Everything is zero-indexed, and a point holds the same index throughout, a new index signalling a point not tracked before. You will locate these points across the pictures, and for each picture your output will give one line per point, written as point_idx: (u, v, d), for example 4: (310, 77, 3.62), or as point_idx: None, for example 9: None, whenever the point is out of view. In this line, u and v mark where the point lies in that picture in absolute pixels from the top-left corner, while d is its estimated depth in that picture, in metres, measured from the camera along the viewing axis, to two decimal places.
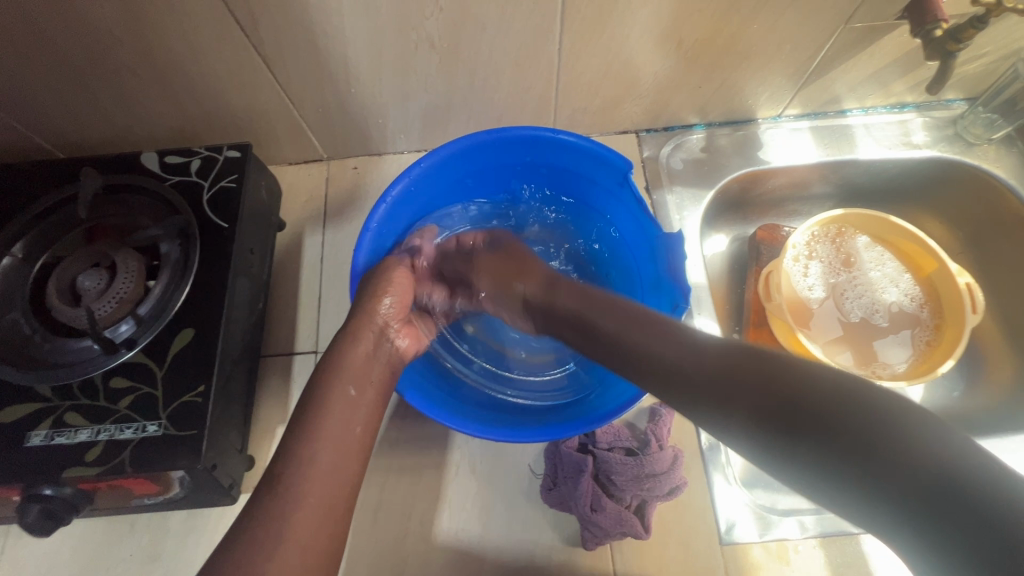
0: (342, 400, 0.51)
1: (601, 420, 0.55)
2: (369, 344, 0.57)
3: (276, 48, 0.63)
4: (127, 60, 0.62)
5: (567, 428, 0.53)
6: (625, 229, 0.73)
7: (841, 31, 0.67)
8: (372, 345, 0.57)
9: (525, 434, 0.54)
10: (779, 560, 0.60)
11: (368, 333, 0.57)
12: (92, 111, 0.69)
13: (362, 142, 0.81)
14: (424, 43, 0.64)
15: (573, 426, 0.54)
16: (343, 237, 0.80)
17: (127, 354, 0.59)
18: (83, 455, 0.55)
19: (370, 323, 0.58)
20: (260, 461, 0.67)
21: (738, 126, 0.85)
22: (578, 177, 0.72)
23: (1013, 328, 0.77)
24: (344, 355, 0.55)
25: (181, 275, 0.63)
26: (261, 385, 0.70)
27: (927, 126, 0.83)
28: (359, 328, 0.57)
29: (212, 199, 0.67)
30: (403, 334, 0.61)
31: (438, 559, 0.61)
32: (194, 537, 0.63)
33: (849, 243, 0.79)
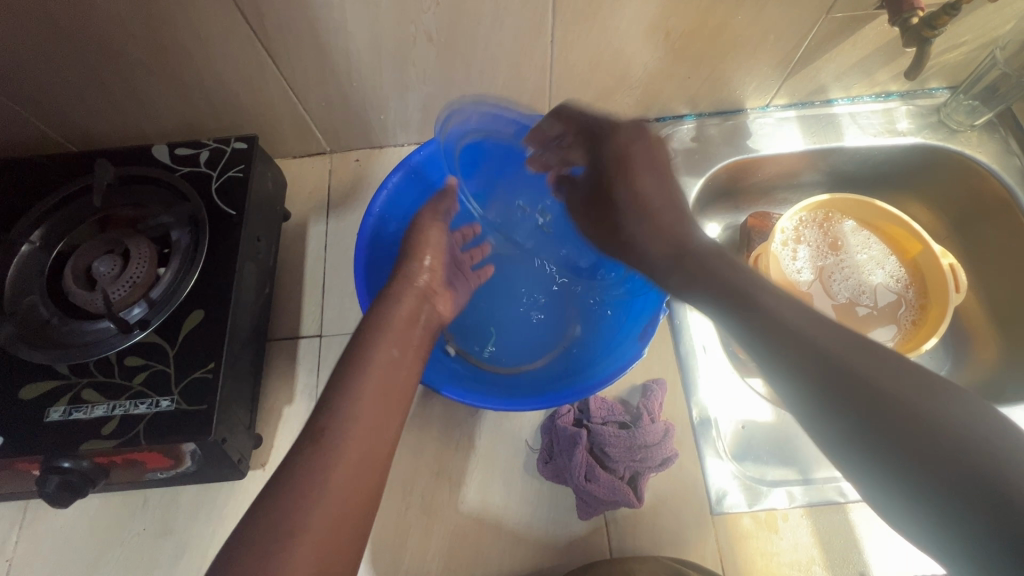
0: (386, 359, 0.53)
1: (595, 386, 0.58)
2: (410, 307, 0.60)
3: (281, 43, 0.66)
4: (139, 56, 0.65)
5: (559, 395, 0.58)
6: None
7: (822, 21, 0.70)
8: (416, 306, 0.61)
9: (525, 402, 0.57)
10: (767, 528, 0.62)
11: (409, 297, 0.61)
12: (105, 105, 0.72)
13: (364, 135, 0.84)
14: (422, 36, 0.67)
15: (565, 393, 0.58)
16: (346, 227, 0.82)
17: (140, 334, 0.62)
18: (99, 429, 0.58)
19: (407, 288, 0.62)
20: (267, 440, 0.69)
21: (728, 116, 0.87)
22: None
23: (997, 309, 0.79)
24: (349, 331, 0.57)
25: (191, 260, 0.66)
26: (267, 368, 0.73)
27: (910, 115, 0.85)
28: (400, 292, 0.61)
29: (220, 188, 0.70)
30: (442, 298, 0.65)
31: (438, 531, 0.64)
32: (205, 512, 0.66)
33: (835, 227, 0.82)
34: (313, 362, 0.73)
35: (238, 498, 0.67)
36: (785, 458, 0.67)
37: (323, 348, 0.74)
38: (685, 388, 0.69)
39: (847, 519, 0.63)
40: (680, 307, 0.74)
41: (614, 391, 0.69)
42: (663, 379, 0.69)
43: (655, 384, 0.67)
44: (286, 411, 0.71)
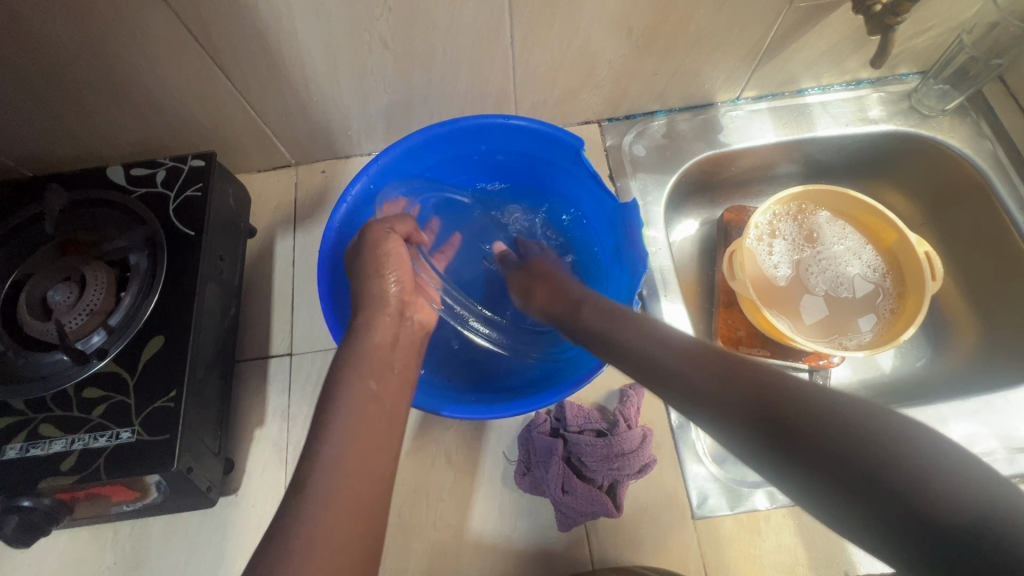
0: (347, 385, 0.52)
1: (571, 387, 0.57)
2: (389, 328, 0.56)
3: (232, 57, 0.64)
4: (84, 76, 0.63)
5: (538, 399, 0.56)
6: (587, 205, 0.75)
7: (787, 10, 0.68)
8: (392, 328, 0.57)
9: (502, 409, 0.56)
10: (750, 530, 0.61)
11: (385, 317, 0.57)
12: (55, 127, 0.70)
13: (329, 146, 0.82)
14: (377, 44, 0.65)
15: (543, 396, 0.56)
16: (314, 240, 0.81)
17: (98, 364, 0.60)
18: (58, 465, 0.56)
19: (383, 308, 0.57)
20: (239, 464, 0.68)
21: (699, 111, 0.86)
22: (535, 160, 0.75)
23: (976, 293, 0.79)
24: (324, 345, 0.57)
25: (149, 284, 0.64)
26: (236, 390, 0.71)
27: (882, 102, 0.84)
28: (374, 315, 0.57)
29: (178, 209, 0.68)
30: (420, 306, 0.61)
31: (417, 549, 0.63)
32: (176, 542, 0.64)
33: (810, 219, 0.81)
34: (284, 382, 0.72)
35: (210, 526, 0.65)
36: None
37: (294, 367, 0.73)
38: None
39: None
40: (655, 308, 0.74)
41: (591, 398, 0.68)
42: None
43: (632, 389, 0.66)
44: (257, 434, 0.69)
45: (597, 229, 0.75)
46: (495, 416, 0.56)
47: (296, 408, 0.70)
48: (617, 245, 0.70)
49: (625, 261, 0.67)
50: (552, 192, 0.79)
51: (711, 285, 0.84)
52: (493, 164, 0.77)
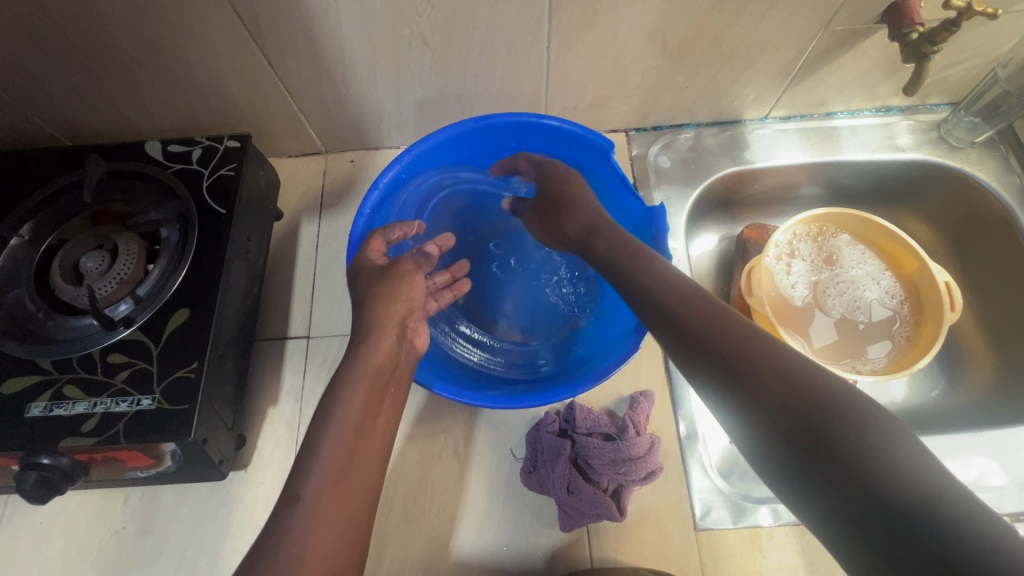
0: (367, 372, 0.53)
1: (546, 400, 0.57)
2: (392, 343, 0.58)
3: (276, 43, 0.65)
4: (133, 52, 0.65)
5: (557, 392, 0.56)
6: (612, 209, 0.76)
7: (822, 33, 0.69)
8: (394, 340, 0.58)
9: (521, 399, 0.57)
10: (752, 546, 0.61)
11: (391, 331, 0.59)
12: (99, 100, 0.72)
13: (359, 136, 0.84)
14: (417, 39, 0.66)
15: (561, 390, 0.57)
16: (338, 227, 0.82)
17: (124, 331, 0.62)
18: (79, 426, 0.57)
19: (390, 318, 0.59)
20: (250, 440, 0.69)
21: (726, 127, 0.87)
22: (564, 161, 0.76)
23: (993, 328, 0.78)
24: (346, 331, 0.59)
25: (179, 258, 0.65)
26: (252, 368, 0.73)
27: (910, 130, 0.84)
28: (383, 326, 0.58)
29: (211, 187, 0.70)
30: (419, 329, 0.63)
31: (419, 538, 0.63)
32: (184, 511, 0.66)
33: (830, 241, 0.81)
34: (299, 364, 0.73)
35: (219, 498, 0.66)
36: None
37: (311, 350, 0.74)
38: (674, 402, 0.68)
39: None
40: None
41: (601, 402, 0.68)
42: (652, 391, 0.68)
43: (642, 396, 0.66)
44: (270, 413, 0.70)
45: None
46: (513, 406, 0.57)
47: (309, 390, 0.71)
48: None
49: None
50: None
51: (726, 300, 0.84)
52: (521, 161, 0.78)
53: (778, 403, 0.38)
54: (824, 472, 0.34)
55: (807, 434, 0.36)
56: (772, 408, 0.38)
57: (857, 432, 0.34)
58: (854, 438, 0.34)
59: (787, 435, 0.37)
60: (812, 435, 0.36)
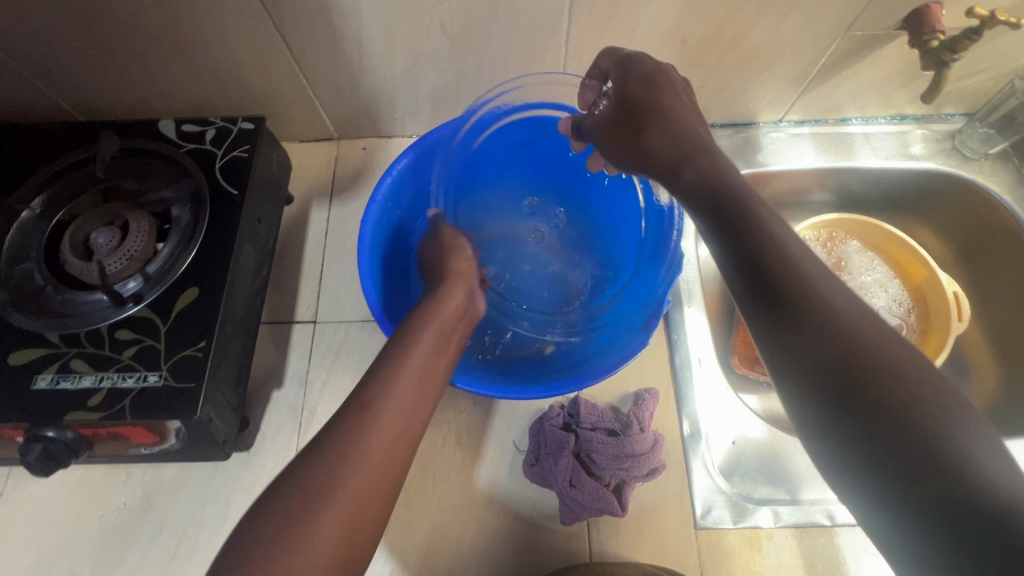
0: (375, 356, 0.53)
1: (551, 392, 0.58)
2: None
3: (295, 25, 0.65)
4: (151, 29, 0.65)
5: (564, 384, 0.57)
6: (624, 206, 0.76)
7: (842, 38, 0.69)
8: None
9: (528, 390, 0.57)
10: (751, 546, 0.61)
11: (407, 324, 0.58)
12: (115, 76, 0.72)
13: (372, 123, 0.84)
14: (436, 27, 0.66)
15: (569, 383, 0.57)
16: (348, 214, 0.82)
17: (133, 308, 0.62)
18: (84, 401, 0.57)
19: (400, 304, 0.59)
20: (254, 422, 0.69)
21: (740, 128, 0.86)
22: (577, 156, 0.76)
23: (999, 340, 0.78)
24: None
25: (189, 237, 0.65)
26: (258, 351, 0.73)
27: (924, 139, 0.84)
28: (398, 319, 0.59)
29: (224, 167, 0.70)
30: None
31: (419, 526, 0.63)
32: (186, 491, 0.66)
33: (840, 247, 0.81)
34: (305, 348, 0.73)
35: (220, 479, 0.66)
36: (775, 478, 0.65)
37: (317, 335, 0.74)
38: (678, 401, 0.68)
39: (834, 544, 0.62)
40: (678, 316, 0.72)
41: (605, 398, 0.68)
42: (656, 389, 0.68)
43: (647, 394, 0.66)
44: (275, 396, 0.70)
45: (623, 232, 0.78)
46: (520, 397, 0.57)
47: (314, 375, 0.71)
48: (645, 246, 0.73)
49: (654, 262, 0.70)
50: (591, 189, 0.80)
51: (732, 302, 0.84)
52: (535, 155, 0.78)
53: (842, 375, 0.35)
54: (879, 449, 0.33)
55: (884, 423, 0.33)
56: (842, 380, 0.35)
57: (937, 426, 0.32)
58: (933, 430, 0.32)
59: (856, 412, 0.34)
60: (887, 425, 0.33)
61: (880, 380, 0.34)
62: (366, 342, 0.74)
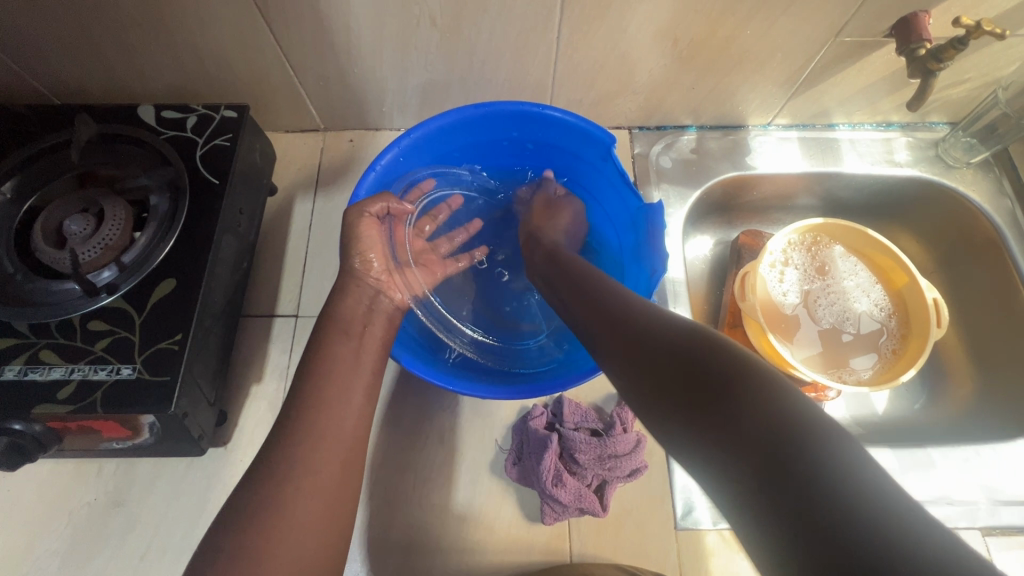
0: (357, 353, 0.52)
1: (529, 390, 0.57)
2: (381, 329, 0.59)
3: (281, 12, 0.64)
4: (130, 11, 0.63)
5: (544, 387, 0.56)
6: (611, 204, 0.76)
7: (831, 43, 0.69)
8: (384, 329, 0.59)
9: (508, 390, 0.56)
10: (730, 548, 0.62)
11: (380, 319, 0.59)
12: (92, 59, 0.70)
13: (360, 115, 0.82)
14: (426, 19, 0.65)
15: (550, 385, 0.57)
16: (333, 207, 0.81)
17: (107, 299, 0.60)
18: (54, 393, 0.56)
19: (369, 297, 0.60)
20: (232, 418, 0.67)
21: (729, 131, 0.87)
22: (565, 152, 0.75)
23: (975, 347, 0.80)
24: (337, 311, 0.58)
25: (167, 227, 0.64)
26: (237, 344, 0.71)
27: (910, 146, 0.85)
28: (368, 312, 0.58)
29: (205, 156, 0.68)
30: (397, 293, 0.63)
31: (399, 525, 0.63)
32: (159, 486, 0.64)
33: (823, 251, 0.82)
34: (286, 342, 0.72)
35: (196, 475, 0.65)
36: None
37: (299, 329, 0.72)
38: None
39: None
40: None
41: (590, 398, 0.68)
42: None
43: None
44: (254, 391, 0.69)
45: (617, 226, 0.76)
46: (500, 396, 0.57)
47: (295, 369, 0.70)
48: (637, 243, 0.71)
49: (642, 260, 0.68)
50: (577, 186, 0.79)
51: (717, 304, 0.84)
52: (521, 151, 0.77)
53: (692, 377, 0.35)
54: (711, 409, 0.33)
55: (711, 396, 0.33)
56: (686, 382, 0.35)
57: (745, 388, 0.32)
58: (823, 463, 0.27)
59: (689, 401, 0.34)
60: (723, 405, 0.32)
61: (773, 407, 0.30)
62: None
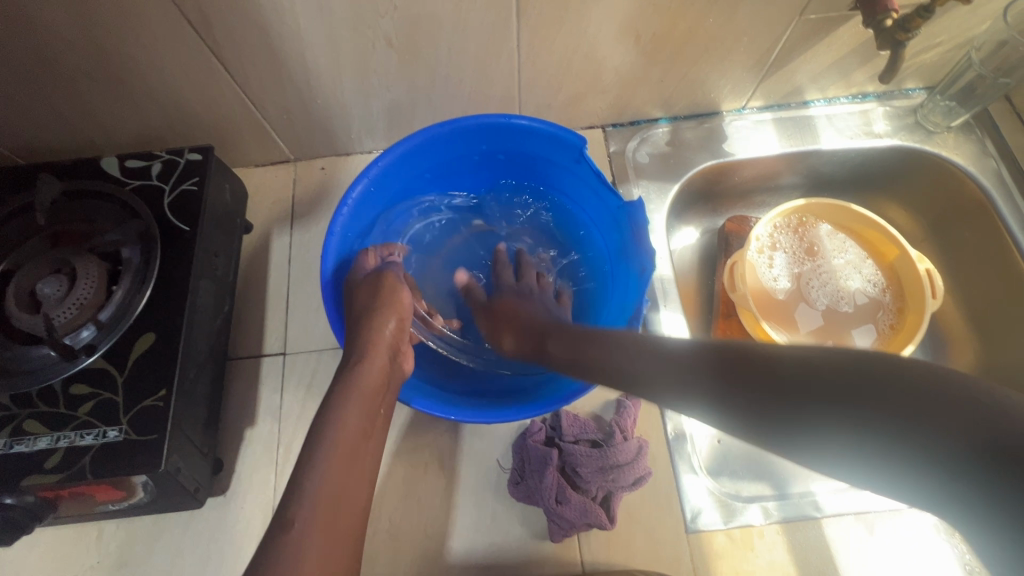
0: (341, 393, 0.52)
1: (529, 411, 0.56)
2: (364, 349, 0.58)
3: (232, 50, 0.62)
4: (80, 65, 0.62)
5: (543, 404, 0.55)
6: (590, 206, 0.75)
7: (796, 22, 0.68)
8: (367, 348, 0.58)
9: (508, 412, 0.55)
10: (743, 546, 0.61)
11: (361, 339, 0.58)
12: (49, 116, 0.68)
13: (329, 142, 0.81)
14: (381, 41, 0.64)
15: (547, 402, 0.56)
16: (310, 238, 0.79)
17: (87, 360, 0.59)
18: (42, 463, 0.55)
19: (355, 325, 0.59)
20: (228, 464, 0.67)
21: (704, 119, 0.85)
22: (537, 160, 0.74)
23: (974, 312, 0.78)
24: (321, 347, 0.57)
25: (142, 280, 0.62)
26: (226, 389, 0.70)
27: (887, 116, 0.83)
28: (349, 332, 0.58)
29: (173, 203, 0.67)
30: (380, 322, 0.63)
31: (407, 557, 0.62)
32: (161, 542, 0.63)
33: (811, 232, 0.81)
34: (276, 382, 0.71)
35: (197, 527, 0.64)
36: (759, 473, 0.66)
37: (287, 367, 0.71)
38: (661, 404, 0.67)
39: (823, 536, 0.62)
40: (655, 318, 0.73)
41: (587, 407, 0.67)
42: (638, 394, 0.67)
43: (629, 400, 0.65)
44: (247, 435, 0.68)
45: (600, 227, 0.75)
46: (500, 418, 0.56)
47: (287, 408, 0.69)
48: (621, 243, 0.70)
49: (630, 260, 0.67)
50: (555, 192, 0.78)
51: (709, 295, 0.83)
52: (492, 163, 0.75)
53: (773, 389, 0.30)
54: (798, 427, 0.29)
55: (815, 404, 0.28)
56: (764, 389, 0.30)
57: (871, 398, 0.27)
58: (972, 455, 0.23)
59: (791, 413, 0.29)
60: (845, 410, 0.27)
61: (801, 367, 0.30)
62: None
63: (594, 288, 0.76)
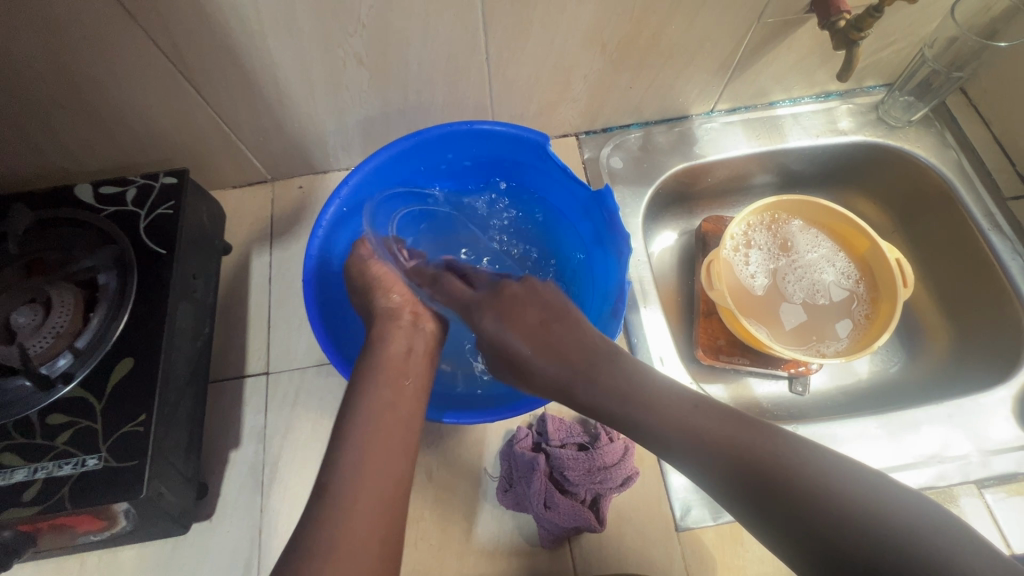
0: None
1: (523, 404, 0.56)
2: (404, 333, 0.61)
3: (204, 73, 0.63)
4: (49, 94, 0.62)
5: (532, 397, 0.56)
6: (559, 199, 0.76)
7: (756, 26, 0.70)
8: (406, 339, 0.60)
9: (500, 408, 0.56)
10: (732, 541, 0.61)
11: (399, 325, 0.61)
12: (20, 147, 0.68)
13: (306, 161, 0.82)
14: (352, 59, 0.64)
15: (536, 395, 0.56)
16: (290, 256, 0.80)
17: (64, 389, 0.58)
18: (18, 496, 0.54)
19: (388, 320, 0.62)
20: (212, 488, 0.66)
21: (675, 123, 0.87)
22: (502, 163, 0.75)
23: (946, 299, 0.80)
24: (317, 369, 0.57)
25: (118, 306, 0.62)
26: (209, 412, 0.70)
27: (851, 113, 0.86)
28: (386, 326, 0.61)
29: (149, 228, 0.67)
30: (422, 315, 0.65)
31: None
32: (147, 570, 0.62)
33: (784, 228, 0.83)
34: (260, 402, 0.70)
35: (182, 554, 0.63)
36: None
37: (270, 386, 0.71)
38: None
39: None
40: (636, 320, 0.74)
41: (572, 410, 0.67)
42: None
43: None
44: (232, 457, 0.67)
45: (571, 218, 0.77)
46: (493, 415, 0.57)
47: (272, 428, 0.69)
48: (596, 231, 0.71)
49: (606, 247, 0.68)
50: (524, 189, 0.79)
51: (690, 294, 0.85)
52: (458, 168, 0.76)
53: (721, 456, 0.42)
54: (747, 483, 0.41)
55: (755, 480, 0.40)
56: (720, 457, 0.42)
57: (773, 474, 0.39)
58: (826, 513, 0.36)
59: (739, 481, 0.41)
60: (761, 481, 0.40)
61: (801, 492, 0.37)
62: (324, 386, 0.71)
63: (577, 277, 0.77)
